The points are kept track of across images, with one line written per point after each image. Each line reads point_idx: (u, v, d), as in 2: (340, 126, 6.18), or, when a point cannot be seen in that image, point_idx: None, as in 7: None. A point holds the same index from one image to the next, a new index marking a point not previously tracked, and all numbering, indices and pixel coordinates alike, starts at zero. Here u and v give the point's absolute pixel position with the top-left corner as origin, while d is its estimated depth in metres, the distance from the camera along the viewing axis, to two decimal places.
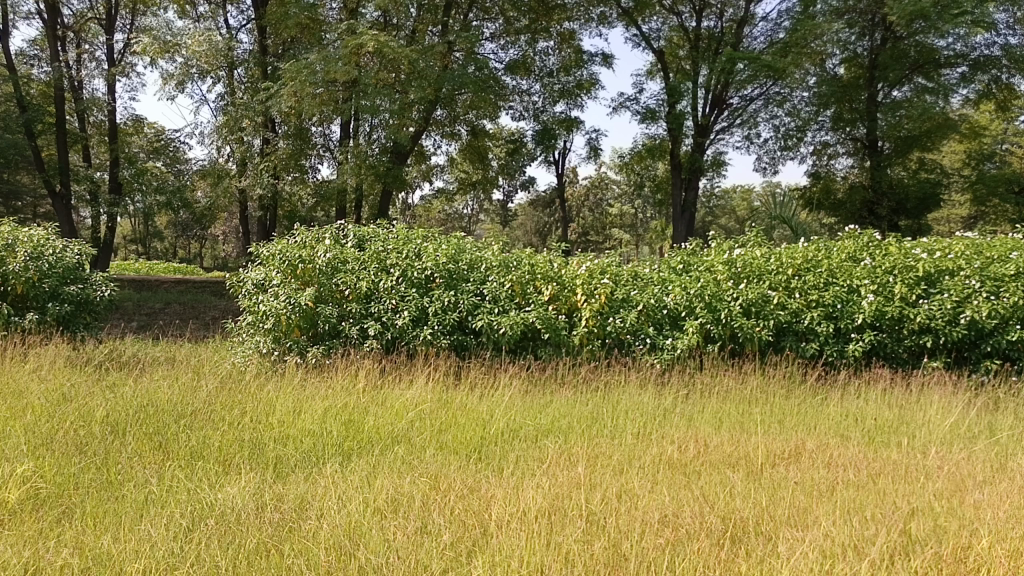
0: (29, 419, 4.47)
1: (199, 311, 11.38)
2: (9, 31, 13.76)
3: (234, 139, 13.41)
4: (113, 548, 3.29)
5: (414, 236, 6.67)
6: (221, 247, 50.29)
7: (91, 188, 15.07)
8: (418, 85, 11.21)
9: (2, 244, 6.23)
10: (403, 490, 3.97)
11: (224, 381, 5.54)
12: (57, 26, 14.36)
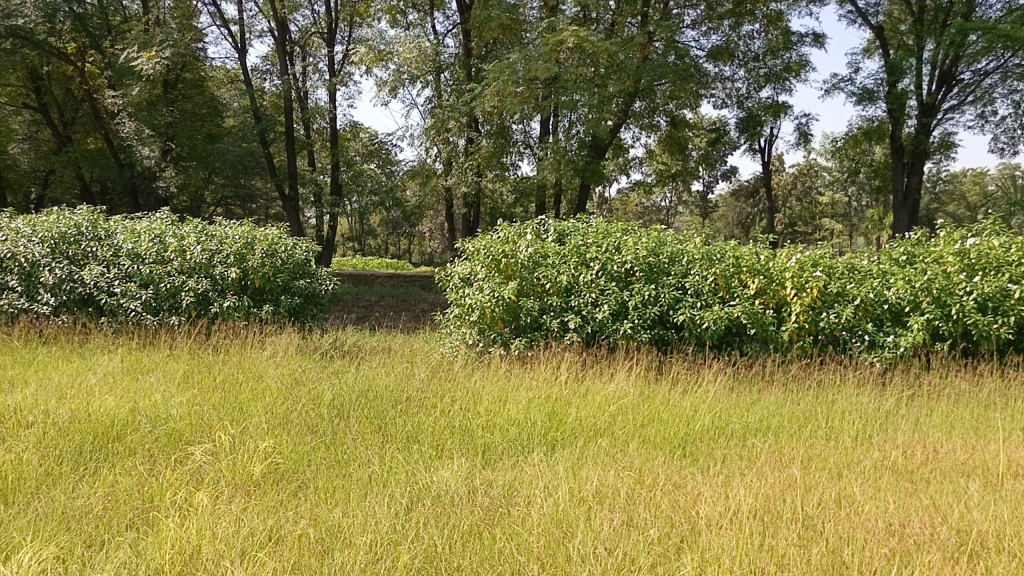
0: (268, 400, 4.92)
1: (410, 304, 12.05)
2: (246, 49, 15.20)
3: (441, 140, 14.03)
4: (343, 521, 3.55)
5: (613, 230, 6.67)
6: (429, 243, 53.08)
7: (316, 189, 16.36)
8: (617, 78, 11.21)
9: (243, 242, 6.91)
10: (608, 483, 3.96)
11: (435, 370, 5.82)
12: (286, 43, 15.75)
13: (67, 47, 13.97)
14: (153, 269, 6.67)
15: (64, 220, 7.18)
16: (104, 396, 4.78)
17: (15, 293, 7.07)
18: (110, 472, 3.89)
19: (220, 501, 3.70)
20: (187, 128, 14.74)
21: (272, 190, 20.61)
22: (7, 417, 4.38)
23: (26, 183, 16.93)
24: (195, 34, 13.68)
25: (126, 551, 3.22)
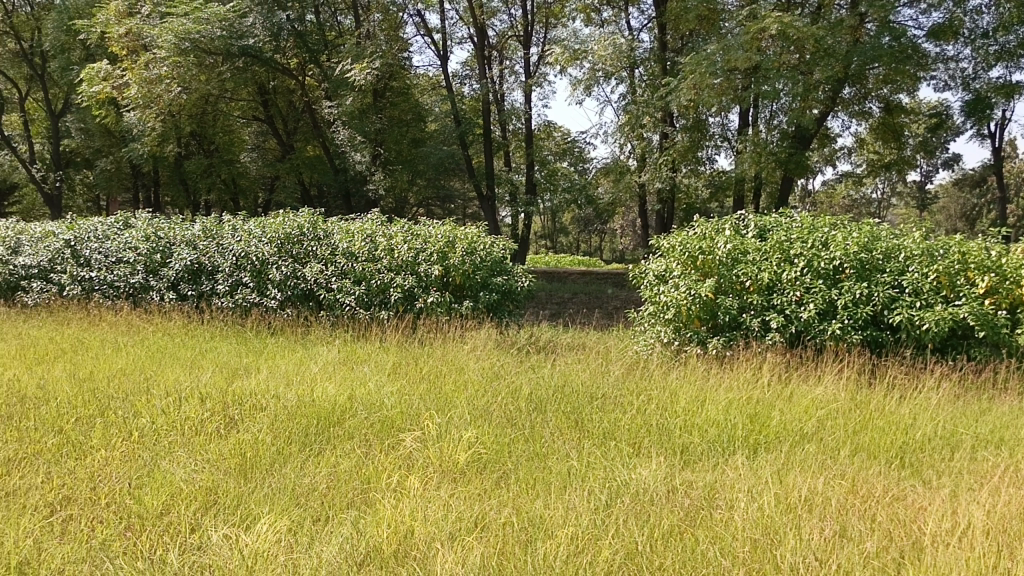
0: (470, 392, 5.12)
1: (603, 300, 12.12)
2: (447, 56, 15.92)
3: (635, 136, 13.97)
4: (545, 513, 3.62)
5: (820, 225, 6.31)
6: (620, 240, 53.09)
7: (511, 189, 16.78)
8: (825, 64, 10.65)
9: (445, 241, 7.21)
10: (818, 490, 3.77)
11: (630, 368, 5.81)
12: (485, 47, 16.34)
13: (290, 63, 15.17)
14: (365, 267, 7.15)
15: (290, 222, 7.86)
16: (324, 383, 5.18)
17: (248, 288, 7.83)
18: (332, 454, 4.21)
19: (430, 486, 3.90)
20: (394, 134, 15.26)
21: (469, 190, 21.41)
22: (244, 400, 4.84)
23: (254, 188, 18.71)
24: (401, 44, 14.60)
25: (349, 527, 3.45)
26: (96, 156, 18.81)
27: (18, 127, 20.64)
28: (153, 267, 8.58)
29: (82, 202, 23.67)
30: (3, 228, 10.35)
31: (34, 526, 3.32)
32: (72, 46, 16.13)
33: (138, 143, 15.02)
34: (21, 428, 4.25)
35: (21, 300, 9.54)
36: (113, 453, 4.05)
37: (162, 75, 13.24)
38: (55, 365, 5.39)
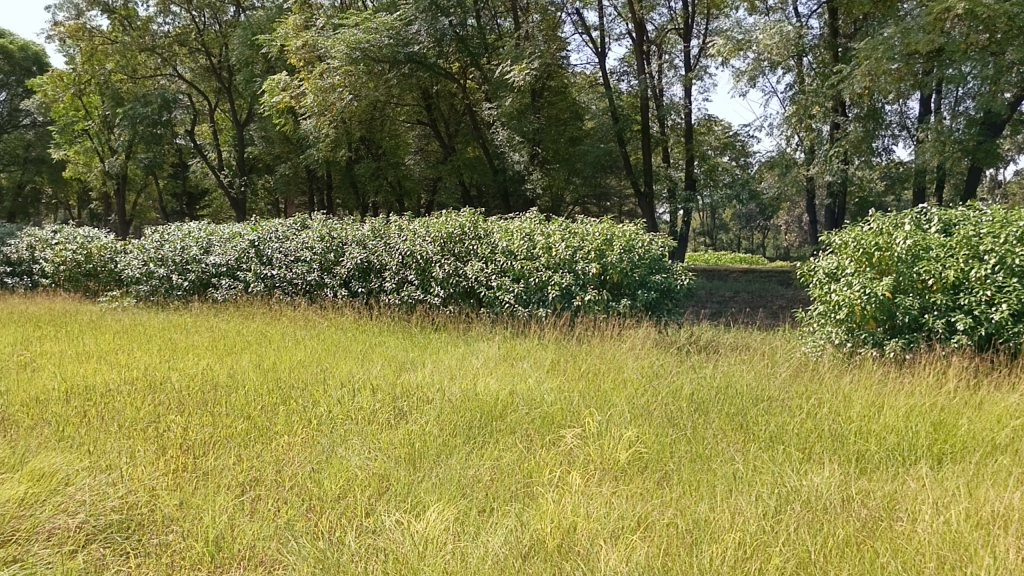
0: (630, 391, 5.08)
1: (768, 299, 11.72)
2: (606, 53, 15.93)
3: (802, 127, 13.39)
4: (710, 516, 3.53)
5: (1015, 218, 5.74)
6: (783, 237, 50.94)
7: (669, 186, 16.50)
8: (1021, 43, 9.79)
9: (603, 239, 7.18)
10: (1015, 506, 3.46)
11: (798, 370, 5.58)
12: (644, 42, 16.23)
13: (453, 68, 15.38)
14: (524, 265, 7.27)
15: (452, 221, 8.10)
16: (486, 378, 5.30)
17: (413, 285, 8.18)
18: (495, 447, 4.30)
19: (592, 483, 3.90)
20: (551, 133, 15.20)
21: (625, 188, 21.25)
22: (411, 392, 5.04)
23: (418, 189, 19.41)
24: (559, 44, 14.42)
25: (513, 519, 3.51)
26: (275, 162, 20.09)
27: (209, 137, 22.41)
28: (327, 266, 9.13)
29: (264, 205, 25.41)
30: (196, 229, 11.29)
31: (228, 503, 3.59)
32: (254, 60, 17.12)
33: (314, 148, 15.98)
34: (215, 413, 4.63)
35: (212, 296, 10.40)
36: (294, 439, 4.33)
37: (335, 84, 14.10)
38: (244, 356, 5.83)
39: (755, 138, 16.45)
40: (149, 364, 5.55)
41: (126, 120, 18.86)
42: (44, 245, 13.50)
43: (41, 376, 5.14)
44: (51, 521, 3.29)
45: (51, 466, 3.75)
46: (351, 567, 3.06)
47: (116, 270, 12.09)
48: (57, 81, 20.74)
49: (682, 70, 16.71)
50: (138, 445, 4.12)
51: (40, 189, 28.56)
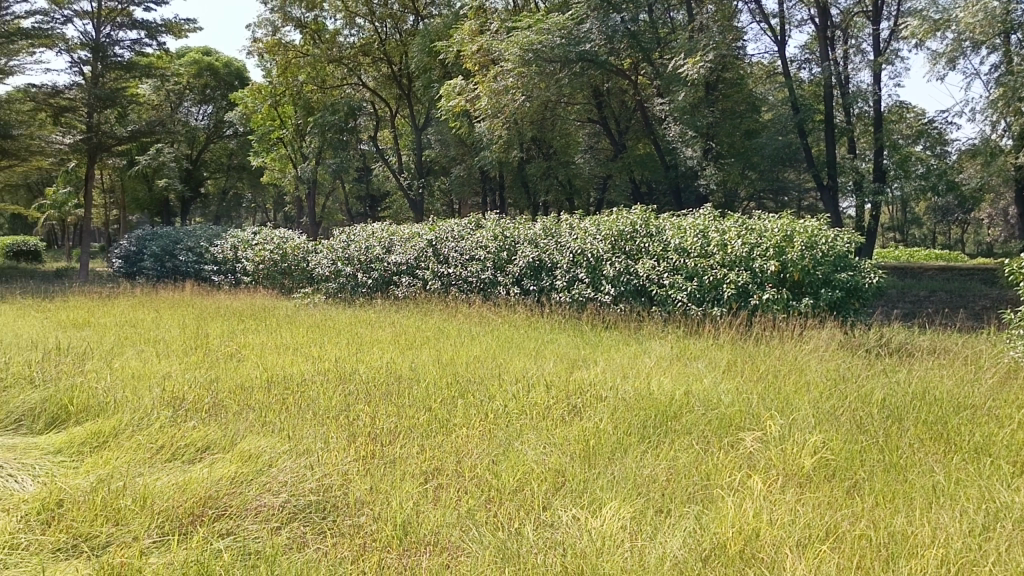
0: (813, 395, 4.84)
1: (970, 299, 10.81)
2: (786, 41, 15.25)
3: (1010, 111, 12.23)
4: (908, 530, 3.29)
5: None
6: (986, 231, 46.57)
7: (856, 178, 15.57)
8: None
9: (783, 235, 6.87)
10: None
11: (1007, 378, 5.10)
12: (828, 27, 15.40)
13: (624, 64, 15.34)
14: (697, 263, 7.13)
15: (623, 218, 8.06)
16: (659, 378, 5.24)
17: (584, 284, 8.26)
18: (670, 447, 4.23)
19: (774, 488, 3.74)
20: (726, 127, 14.65)
21: (806, 181, 20.26)
22: (585, 389, 5.06)
23: (588, 187, 19.45)
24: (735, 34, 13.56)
25: (692, 522, 3.43)
26: (451, 164, 20.81)
27: (389, 142, 23.55)
28: (500, 264, 9.38)
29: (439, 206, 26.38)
30: (379, 229, 11.90)
31: (413, 491, 3.74)
32: (432, 67, 17.83)
33: (487, 150, 16.41)
34: (399, 404, 4.86)
35: (393, 293, 10.96)
36: (472, 431, 4.46)
37: (508, 86, 14.45)
38: (423, 351, 6.08)
39: (954, 124, 15.19)
40: (339, 357, 5.91)
41: (316, 129, 20.25)
42: (245, 246, 14.73)
43: (245, 366, 5.60)
44: (257, 500, 3.56)
45: (257, 449, 4.08)
46: (531, 560, 3.09)
47: (307, 269, 12.99)
48: (256, 94, 22.53)
49: (871, 55, 15.71)
50: (330, 432, 4.40)
51: (242, 194, 31.15)
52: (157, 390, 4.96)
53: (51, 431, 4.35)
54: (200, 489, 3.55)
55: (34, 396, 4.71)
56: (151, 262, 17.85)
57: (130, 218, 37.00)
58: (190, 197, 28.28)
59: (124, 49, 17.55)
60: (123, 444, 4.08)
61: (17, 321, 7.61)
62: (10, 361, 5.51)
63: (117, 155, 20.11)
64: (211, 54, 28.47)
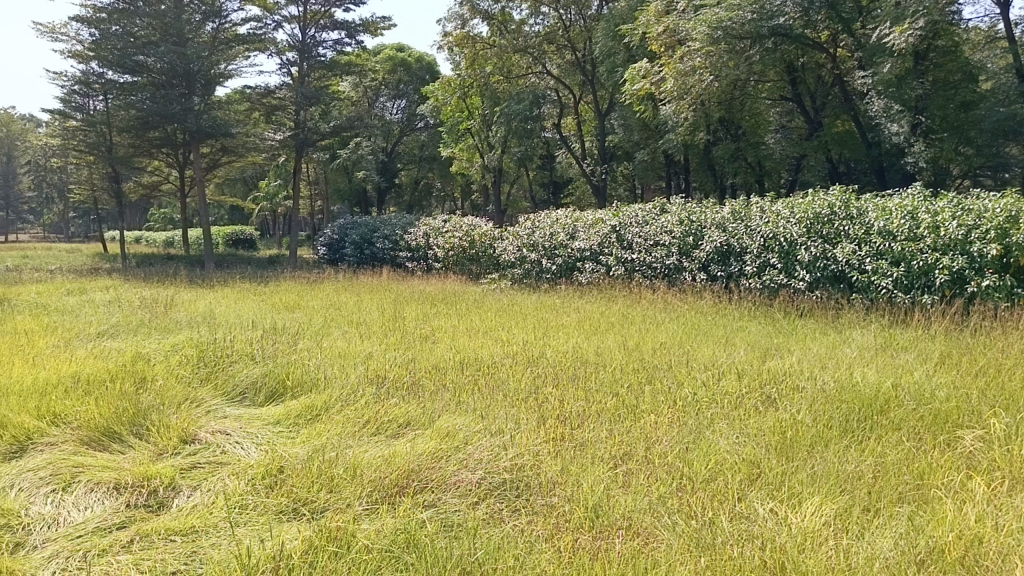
0: None
1: None
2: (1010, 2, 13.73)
3: None
4: None
5: None
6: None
7: None
8: None
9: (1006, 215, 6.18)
10: None
11: None
12: None
13: (821, 37, 14.48)
14: (905, 247, 6.62)
15: (820, 201, 7.65)
16: (863, 369, 4.93)
17: (776, 269, 7.96)
18: (877, 443, 3.95)
19: (999, 493, 3.40)
20: (938, 100, 13.44)
21: None
22: (780, 379, 4.87)
23: (781, 169, 18.55)
24: None
25: (904, 523, 3.20)
26: (634, 148, 20.60)
27: (572, 129, 23.61)
28: (686, 250, 9.23)
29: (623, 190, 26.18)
30: (563, 215, 12.01)
31: (604, 474, 3.73)
32: (617, 51, 17.66)
33: (673, 133, 16.04)
34: (586, 388, 4.89)
35: (578, 279, 11.05)
36: (661, 418, 4.39)
37: (696, 66, 13.89)
38: (609, 336, 6.07)
39: None
40: (526, 340, 6.02)
41: (504, 118, 20.76)
42: (436, 233, 15.36)
43: (440, 348, 5.83)
44: (456, 475, 3.70)
45: (454, 427, 4.25)
46: (728, 551, 2.98)
47: (494, 255, 13.37)
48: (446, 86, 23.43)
49: None
50: (520, 413, 4.49)
51: (432, 184, 32.42)
52: (361, 368, 5.30)
53: (270, 404, 4.75)
54: (403, 462, 3.74)
55: (256, 371, 5.17)
56: (352, 250, 19.08)
57: (333, 208, 39.57)
58: (386, 188, 29.80)
59: (326, 49, 18.74)
60: (334, 419, 4.37)
61: (238, 303, 8.37)
62: (234, 339, 6.08)
63: (321, 150, 21.55)
64: (406, 50, 29.57)
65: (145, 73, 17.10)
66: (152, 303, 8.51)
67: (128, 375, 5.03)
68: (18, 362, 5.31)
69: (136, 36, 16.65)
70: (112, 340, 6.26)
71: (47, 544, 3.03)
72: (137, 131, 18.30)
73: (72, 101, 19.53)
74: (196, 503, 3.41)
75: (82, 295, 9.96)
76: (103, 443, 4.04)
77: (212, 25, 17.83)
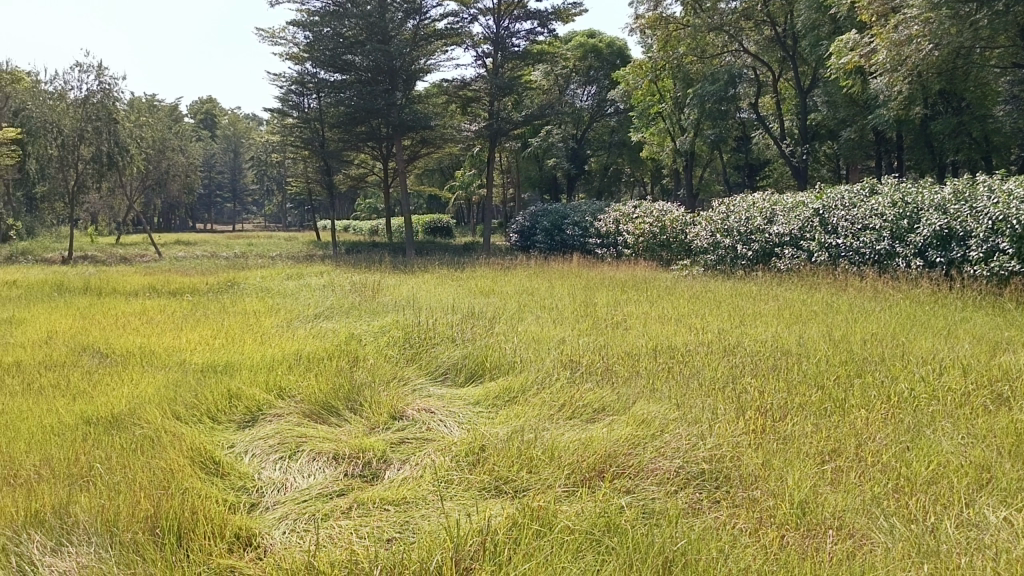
0: None
1: None
2: None
3: None
4: None
5: None
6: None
7: None
8: None
9: None
10: None
11: None
12: None
13: None
14: None
15: None
16: None
17: (1006, 254, 7.19)
18: None
19: None
20: None
21: None
22: (1014, 376, 4.41)
23: (1011, 143, 16.84)
24: None
25: None
26: (840, 126, 19.43)
27: (771, 108, 22.63)
28: (900, 234, 8.61)
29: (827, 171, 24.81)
30: (761, 200, 11.55)
31: (810, 470, 3.54)
32: (821, 23, 16.73)
33: (886, 109, 15.24)
34: (789, 379, 4.68)
35: (776, 266, 10.60)
36: (873, 414, 4.11)
37: (912, 35, 12.56)
38: (811, 326, 5.77)
39: None
40: (722, 329, 5.85)
41: (696, 100, 21.53)
42: (627, 219, 15.26)
43: (632, 334, 5.80)
44: (654, 463, 3.66)
45: (650, 414, 4.21)
46: (954, 560, 2.73)
47: (685, 241, 13.09)
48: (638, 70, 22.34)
49: None
50: (717, 403, 4.37)
51: (623, 170, 32.29)
52: (556, 352, 5.37)
53: (469, 384, 4.94)
54: (601, 447, 3.76)
55: (457, 353, 5.40)
56: (543, 236, 19.44)
57: (524, 195, 40.38)
58: (576, 175, 30.01)
59: (520, 39, 19.10)
60: (530, 401, 4.47)
61: (437, 288, 8.73)
62: (437, 321, 6.39)
63: (514, 138, 22.09)
64: (597, 36, 29.44)
65: (353, 71, 18.48)
66: (362, 288, 9.09)
67: (342, 354, 5.42)
68: (248, 339, 5.86)
69: (345, 37, 17.78)
70: (327, 321, 6.78)
71: (277, 506, 3.31)
72: (346, 126, 19.62)
73: (289, 100, 21.41)
74: (405, 476, 3.61)
75: (301, 279, 10.83)
76: (322, 415, 4.37)
77: (415, 22, 18.44)
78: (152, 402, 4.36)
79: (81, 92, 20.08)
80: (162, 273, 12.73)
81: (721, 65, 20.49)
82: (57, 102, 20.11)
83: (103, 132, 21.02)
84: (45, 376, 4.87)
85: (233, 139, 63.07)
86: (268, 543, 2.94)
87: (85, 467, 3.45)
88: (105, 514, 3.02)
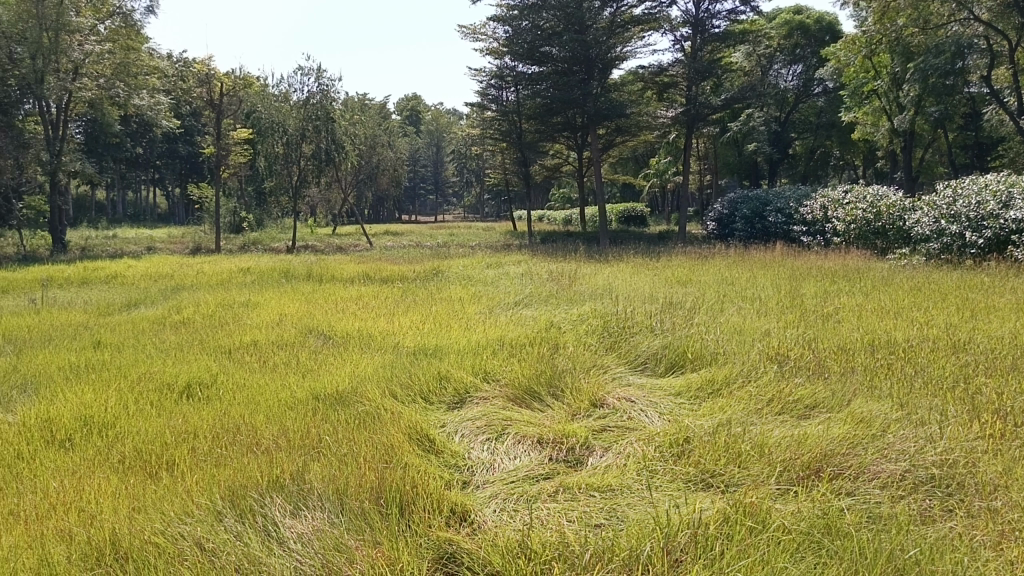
0: None
1: None
2: None
3: None
4: None
5: None
6: None
7: None
8: None
9: None
10: None
11: None
12: None
13: None
14: None
15: None
16: None
17: None
18: None
19: None
20: None
21: None
22: None
23: None
24: None
25: None
26: None
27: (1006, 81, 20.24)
28: None
29: None
30: (994, 183, 10.48)
31: None
32: None
33: None
34: None
35: (1012, 256, 9.58)
36: None
37: None
38: None
39: None
40: (950, 324, 5.37)
41: (918, 74, 19.84)
42: (836, 205, 14.42)
43: (844, 328, 5.46)
44: (877, 464, 3.43)
45: (870, 413, 3.94)
46: None
47: (904, 228, 12.13)
48: (851, 45, 20.81)
49: None
50: (947, 404, 4.01)
51: (830, 153, 30.47)
52: (760, 345, 5.17)
53: (670, 375, 4.87)
54: (816, 445, 3.57)
55: (656, 343, 5.33)
56: (742, 224, 18.75)
57: (721, 181, 39.24)
58: (779, 159, 28.70)
59: (721, 20, 18.38)
60: (735, 394, 4.33)
61: (634, 278, 8.67)
62: (636, 311, 6.34)
63: (713, 123, 21.43)
64: (803, 12, 27.80)
65: (549, 62, 18.86)
66: (560, 277, 9.17)
67: (543, 340, 5.52)
68: (454, 325, 6.10)
69: (543, 29, 18.14)
70: (527, 309, 6.90)
71: (488, 485, 3.43)
72: (543, 117, 20.39)
73: (489, 94, 21.51)
74: (609, 463, 3.61)
75: (502, 268, 11.06)
76: (526, 400, 4.47)
77: (611, 10, 18.52)
78: (371, 381, 4.66)
79: (302, 94, 21.83)
80: (376, 261, 13.44)
81: (948, 36, 18.60)
82: (283, 103, 22.01)
83: (322, 130, 22.67)
84: (277, 355, 5.34)
85: (436, 133, 66.12)
86: (482, 520, 3.05)
87: (315, 438, 3.75)
88: (336, 483, 3.25)
